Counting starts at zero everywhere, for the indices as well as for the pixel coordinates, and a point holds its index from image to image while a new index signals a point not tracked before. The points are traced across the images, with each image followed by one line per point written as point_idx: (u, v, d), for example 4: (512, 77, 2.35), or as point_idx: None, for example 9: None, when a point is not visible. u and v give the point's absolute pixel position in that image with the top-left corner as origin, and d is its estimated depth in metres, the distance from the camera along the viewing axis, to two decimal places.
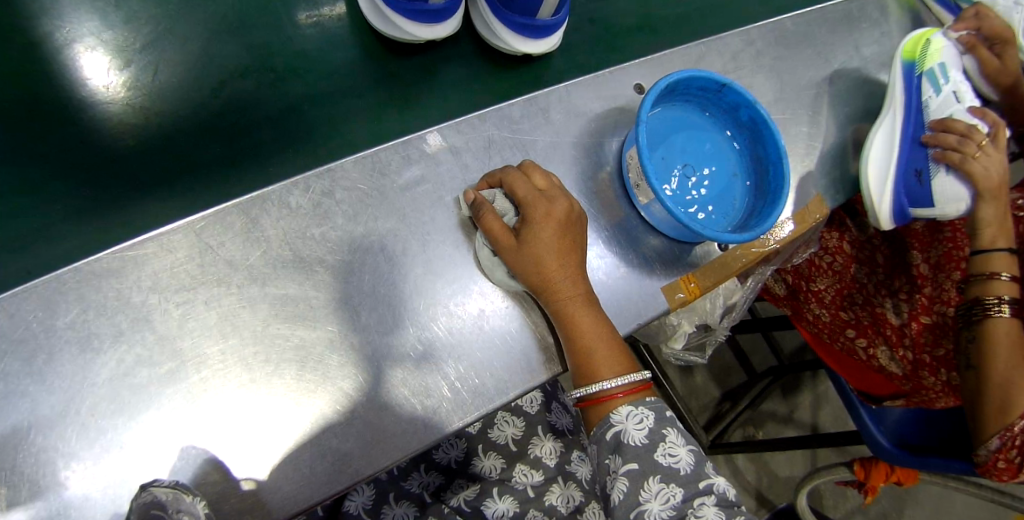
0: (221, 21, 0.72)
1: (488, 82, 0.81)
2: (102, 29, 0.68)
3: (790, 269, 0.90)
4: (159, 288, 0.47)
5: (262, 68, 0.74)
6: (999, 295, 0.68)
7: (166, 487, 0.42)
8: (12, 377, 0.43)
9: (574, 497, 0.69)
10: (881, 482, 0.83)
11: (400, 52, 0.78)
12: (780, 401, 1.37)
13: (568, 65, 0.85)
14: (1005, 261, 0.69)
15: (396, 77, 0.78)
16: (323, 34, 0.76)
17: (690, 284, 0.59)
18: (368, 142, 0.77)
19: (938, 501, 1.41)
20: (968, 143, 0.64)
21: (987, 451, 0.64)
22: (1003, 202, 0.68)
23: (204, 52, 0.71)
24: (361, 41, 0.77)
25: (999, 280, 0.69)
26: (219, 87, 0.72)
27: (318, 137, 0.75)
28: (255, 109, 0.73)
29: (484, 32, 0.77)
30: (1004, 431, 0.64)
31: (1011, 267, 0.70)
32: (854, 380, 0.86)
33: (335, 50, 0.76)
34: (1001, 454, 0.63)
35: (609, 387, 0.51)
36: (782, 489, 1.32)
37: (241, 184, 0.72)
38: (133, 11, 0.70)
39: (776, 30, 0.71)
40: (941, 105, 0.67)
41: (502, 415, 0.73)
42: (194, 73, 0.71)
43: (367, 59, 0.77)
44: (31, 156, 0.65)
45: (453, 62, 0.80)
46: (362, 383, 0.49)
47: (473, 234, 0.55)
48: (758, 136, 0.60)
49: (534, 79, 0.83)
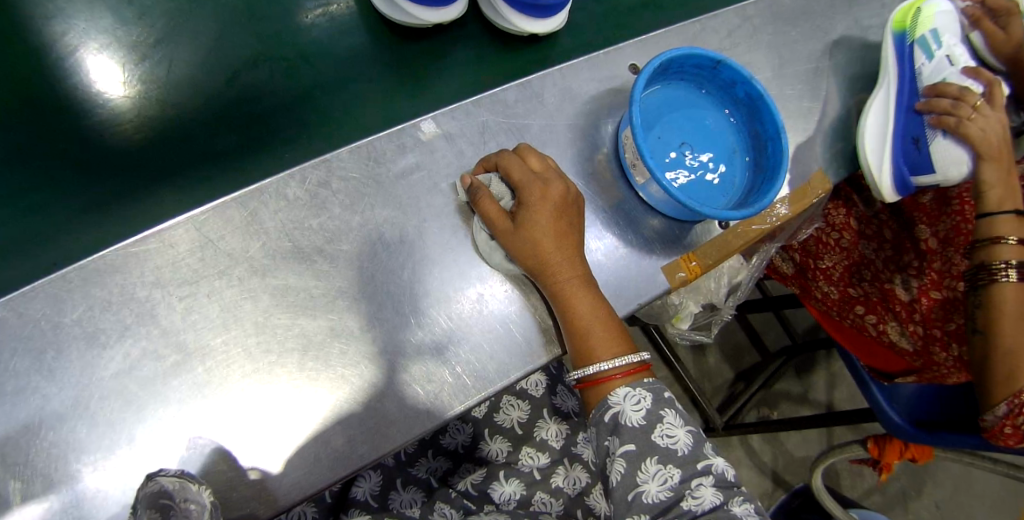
0: (231, 13, 0.73)
1: (494, 64, 0.80)
2: (116, 26, 0.69)
3: (797, 247, 0.89)
4: (162, 282, 0.48)
5: (273, 57, 0.74)
6: (1006, 260, 0.67)
7: (172, 476, 0.43)
8: (23, 374, 0.45)
9: (580, 479, 0.71)
10: (895, 460, 0.82)
11: (407, 37, 0.77)
12: (795, 381, 1.36)
13: (575, 45, 0.84)
14: (1012, 223, 0.68)
15: (406, 62, 0.78)
16: (331, 23, 0.76)
17: (690, 263, 0.58)
18: (379, 127, 0.78)
19: (957, 478, 1.40)
20: (962, 106, 0.62)
21: (994, 417, 0.64)
22: (1004, 162, 0.66)
23: (212, 46, 0.72)
24: (370, 26, 0.76)
25: (1005, 244, 0.67)
26: (229, 81, 0.72)
27: (325, 125, 0.76)
28: (267, 99, 0.74)
29: (490, 14, 0.76)
30: (1011, 399, 0.63)
31: (1018, 229, 0.68)
32: (865, 356, 0.86)
33: (345, 38, 0.76)
34: (1008, 420, 0.63)
35: (606, 369, 0.52)
36: (798, 470, 1.32)
37: (258, 170, 0.73)
38: (146, 7, 0.70)
39: (773, 5, 0.69)
40: (934, 70, 0.64)
41: (507, 399, 0.75)
42: (206, 67, 0.71)
43: (375, 44, 0.77)
44: (35, 158, 0.66)
45: (460, 45, 0.79)
46: (366, 369, 0.50)
47: (470, 218, 0.55)
48: (755, 111, 0.60)
49: (540, 60, 0.82)
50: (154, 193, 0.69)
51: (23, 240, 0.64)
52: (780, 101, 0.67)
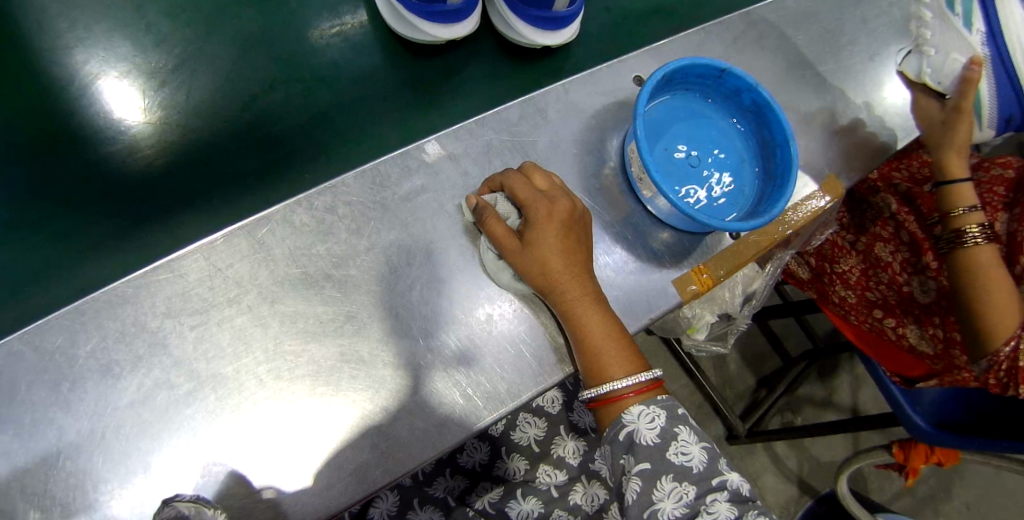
0: (247, 36, 0.73)
1: (507, 78, 0.80)
2: (135, 53, 0.70)
3: (812, 252, 0.90)
4: (173, 312, 0.48)
5: (290, 78, 0.75)
6: (973, 227, 0.68)
7: (189, 501, 0.43)
8: (40, 405, 0.46)
9: (598, 496, 0.70)
10: (921, 465, 0.80)
11: (420, 53, 0.78)
12: (818, 385, 1.34)
13: (587, 55, 0.84)
14: (962, 194, 0.69)
15: (420, 77, 0.78)
16: (346, 42, 0.77)
17: (701, 275, 0.58)
18: (395, 143, 0.77)
19: (989, 479, 1.36)
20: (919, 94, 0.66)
21: (980, 371, 0.68)
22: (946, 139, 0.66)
23: (230, 70, 0.72)
24: (385, 45, 0.77)
25: (968, 212, 0.69)
26: (246, 105, 0.72)
27: (341, 141, 0.75)
28: (285, 120, 0.74)
29: (502, 28, 0.76)
30: (993, 356, 0.65)
31: (962, 198, 0.69)
32: (888, 362, 0.86)
33: (360, 57, 0.77)
34: (989, 373, 0.66)
35: (619, 387, 0.51)
36: (825, 475, 1.28)
37: (280, 190, 0.73)
38: (165, 34, 0.71)
39: (777, 11, 0.69)
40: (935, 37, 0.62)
41: (524, 416, 0.75)
42: (225, 90, 0.72)
43: (390, 62, 0.77)
44: (44, 188, 0.65)
45: (475, 59, 0.79)
46: (378, 392, 0.50)
47: (477, 238, 0.55)
48: (763, 119, 0.59)
49: (553, 71, 0.82)
50: (161, 223, 0.67)
51: (30, 274, 0.62)
52: (788, 107, 0.66)
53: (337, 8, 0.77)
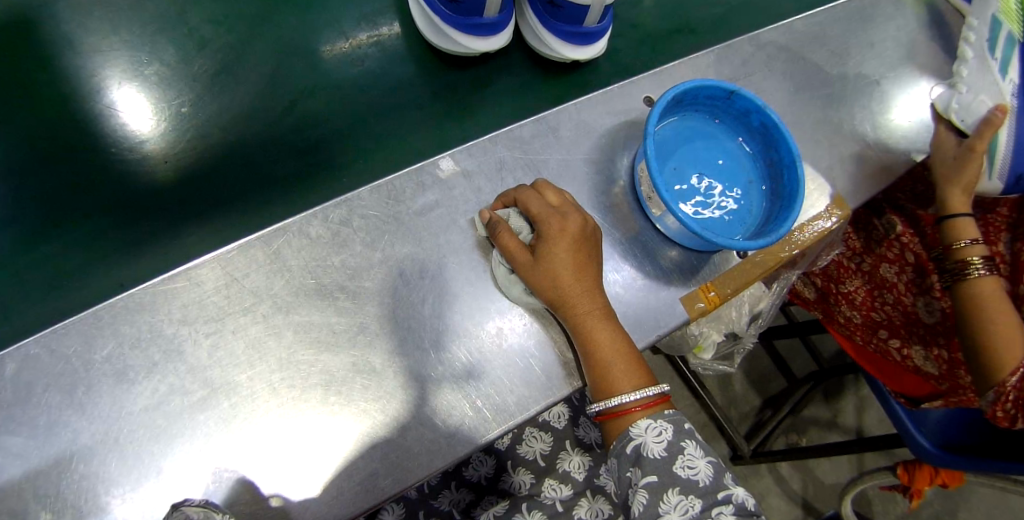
0: (274, 47, 0.74)
1: (539, 90, 0.80)
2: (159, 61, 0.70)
3: (818, 272, 0.90)
4: (189, 320, 0.49)
5: (326, 86, 0.74)
6: (973, 260, 0.70)
7: (196, 506, 0.44)
8: (56, 408, 0.46)
9: (603, 510, 0.68)
10: (926, 486, 0.80)
11: (454, 64, 0.78)
12: (823, 406, 1.33)
13: (614, 69, 0.84)
14: (969, 225, 0.71)
15: (450, 87, 0.78)
16: (382, 52, 0.77)
17: (708, 293, 0.59)
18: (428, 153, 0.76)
19: (994, 504, 1.35)
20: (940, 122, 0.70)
21: (986, 403, 0.67)
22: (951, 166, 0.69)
23: (266, 77, 0.73)
24: (417, 56, 0.77)
25: (970, 245, 0.71)
26: (284, 111, 0.72)
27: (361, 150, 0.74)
28: (322, 125, 0.73)
29: (534, 43, 0.77)
30: (999, 387, 0.65)
31: (971, 232, 0.71)
32: (891, 382, 0.85)
33: (393, 67, 0.77)
34: (998, 405, 0.66)
35: (627, 401, 0.52)
36: (829, 496, 1.28)
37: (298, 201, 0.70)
38: (199, 41, 0.72)
39: (790, 34, 0.70)
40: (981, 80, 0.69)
41: (530, 431, 0.76)
42: (250, 98, 0.71)
43: (420, 73, 0.77)
44: (57, 192, 0.64)
45: (506, 72, 0.80)
46: (389, 403, 0.51)
47: (490, 252, 0.56)
48: (770, 140, 0.60)
49: (580, 86, 0.83)
50: (180, 232, 0.66)
51: (44, 280, 0.62)
52: (795, 129, 0.67)
53: (374, 19, 0.77)
